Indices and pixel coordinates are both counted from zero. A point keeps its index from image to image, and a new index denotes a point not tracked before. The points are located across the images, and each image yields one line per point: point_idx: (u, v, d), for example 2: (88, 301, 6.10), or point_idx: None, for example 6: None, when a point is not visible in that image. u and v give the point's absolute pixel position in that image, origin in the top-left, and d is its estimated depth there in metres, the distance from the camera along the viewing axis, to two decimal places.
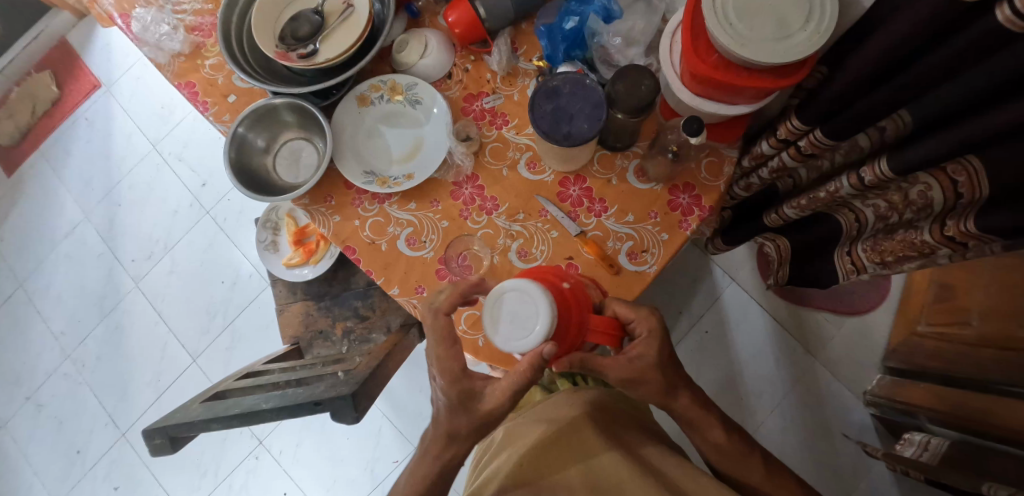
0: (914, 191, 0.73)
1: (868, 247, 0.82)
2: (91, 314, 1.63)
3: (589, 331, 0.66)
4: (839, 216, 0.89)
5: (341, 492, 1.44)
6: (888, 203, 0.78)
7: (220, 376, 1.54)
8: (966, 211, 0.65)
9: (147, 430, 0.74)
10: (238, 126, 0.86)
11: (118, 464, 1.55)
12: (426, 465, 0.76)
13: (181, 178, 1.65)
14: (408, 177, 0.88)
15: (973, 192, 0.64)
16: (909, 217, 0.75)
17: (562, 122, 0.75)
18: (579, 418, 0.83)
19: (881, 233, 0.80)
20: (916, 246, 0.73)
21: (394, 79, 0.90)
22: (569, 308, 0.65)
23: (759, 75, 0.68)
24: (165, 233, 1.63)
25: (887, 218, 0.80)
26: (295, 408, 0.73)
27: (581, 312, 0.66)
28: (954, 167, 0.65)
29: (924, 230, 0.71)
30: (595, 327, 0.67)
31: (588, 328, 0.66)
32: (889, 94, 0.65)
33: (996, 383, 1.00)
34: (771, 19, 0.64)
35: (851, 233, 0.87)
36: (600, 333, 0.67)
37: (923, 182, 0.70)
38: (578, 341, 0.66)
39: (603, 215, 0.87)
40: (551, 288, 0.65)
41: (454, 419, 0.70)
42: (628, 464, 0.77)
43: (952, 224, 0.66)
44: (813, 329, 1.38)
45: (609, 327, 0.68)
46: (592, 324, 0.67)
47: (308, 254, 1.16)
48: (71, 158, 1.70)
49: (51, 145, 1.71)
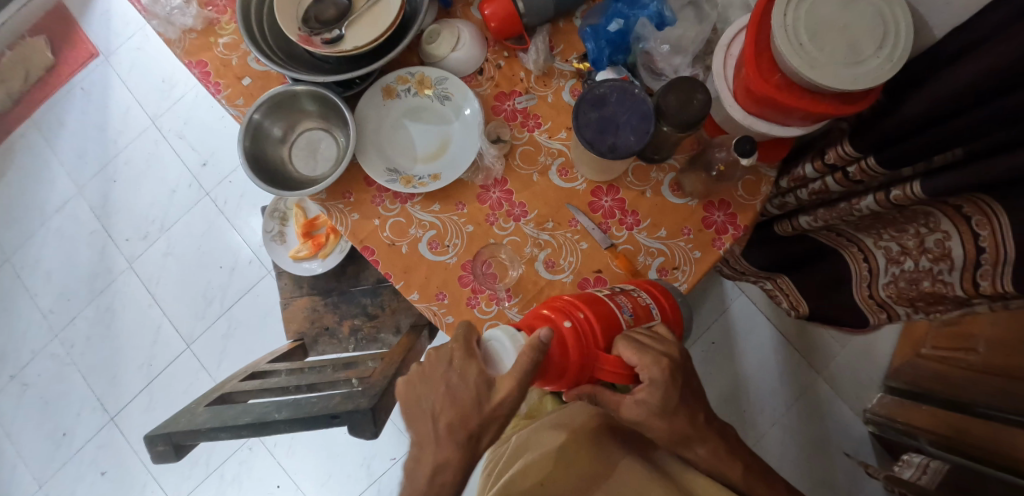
0: (933, 238, 0.76)
1: (891, 291, 0.87)
2: (81, 294, 1.55)
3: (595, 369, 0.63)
4: (846, 253, 0.93)
5: (336, 488, 1.41)
6: (902, 247, 0.83)
7: (216, 363, 1.49)
8: (995, 270, 0.68)
9: (150, 437, 0.70)
10: (255, 112, 0.81)
11: (107, 449, 1.49)
12: None
13: (181, 156, 1.57)
14: (434, 177, 0.84)
15: (998, 251, 0.67)
16: (928, 265, 0.79)
17: (607, 133, 0.72)
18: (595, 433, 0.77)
19: (902, 279, 0.84)
20: (948, 297, 0.78)
21: (423, 72, 0.85)
22: (556, 353, 0.62)
23: (822, 99, 0.65)
24: (162, 213, 1.56)
25: (900, 263, 0.84)
26: (311, 420, 0.69)
27: (577, 355, 0.62)
28: (979, 220, 0.68)
29: (957, 284, 0.75)
30: (598, 365, 0.63)
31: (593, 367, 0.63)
32: (956, 131, 0.62)
33: (997, 411, 1.00)
34: (843, 43, 0.61)
35: (864, 276, 0.91)
36: (605, 370, 0.63)
37: (942, 231, 0.74)
38: (581, 378, 0.64)
39: (635, 229, 0.83)
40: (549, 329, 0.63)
41: None
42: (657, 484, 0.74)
43: (988, 283, 0.70)
44: (820, 346, 1.39)
45: (614, 366, 0.63)
46: (594, 362, 0.63)
47: (317, 247, 1.11)
48: (64, 128, 1.60)
49: (45, 114, 1.61)
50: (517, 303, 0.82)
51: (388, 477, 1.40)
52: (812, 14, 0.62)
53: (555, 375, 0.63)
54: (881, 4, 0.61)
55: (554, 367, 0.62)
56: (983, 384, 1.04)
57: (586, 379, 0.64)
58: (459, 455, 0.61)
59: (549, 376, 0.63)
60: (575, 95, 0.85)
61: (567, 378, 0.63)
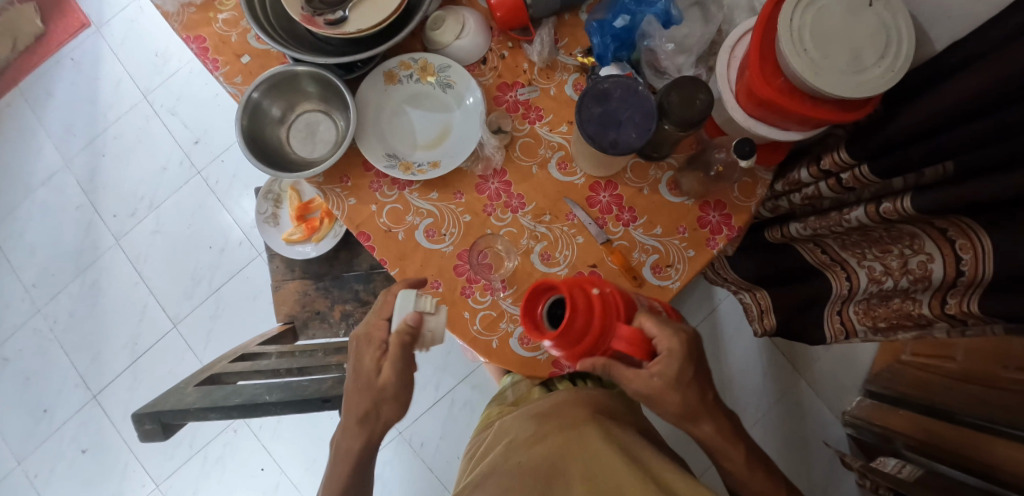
0: (915, 260, 0.74)
1: (860, 310, 0.83)
2: (64, 270, 1.52)
3: (616, 339, 0.64)
4: (831, 275, 0.89)
5: (321, 471, 1.41)
6: (886, 267, 0.79)
7: (203, 343, 1.47)
8: (967, 291, 0.66)
9: (137, 415, 0.70)
10: (254, 91, 0.80)
11: (87, 427, 1.47)
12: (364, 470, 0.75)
13: (172, 132, 1.55)
14: (433, 165, 0.84)
15: (976, 271, 0.65)
16: (905, 285, 0.76)
17: (609, 128, 0.72)
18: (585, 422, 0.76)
19: (874, 298, 0.81)
20: (912, 317, 0.74)
21: (426, 59, 0.84)
22: (584, 314, 0.63)
23: (822, 106, 0.66)
24: (151, 190, 1.54)
25: (881, 284, 0.80)
26: (302, 403, 0.69)
27: (605, 321, 0.64)
28: (963, 243, 0.66)
29: (924, 303, 0.72)
30: (618, 336, 0.64)
31: (615, 337, 0.64)
32: (951, 143, 0.63)
33: (972, 417, 1.02)
34: (846, 51, 0.62)
35: (842, 294, 0.87)
36: (623, 341, 0.64)
37: (925, 253, 0.72)
38: (598, 346, 0.64)
39: (631, 225, 0.84)
40: (581, 292, 0.64)
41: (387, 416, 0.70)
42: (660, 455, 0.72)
43: (955, 302, 0.68)
44: (803, 351, 1.42)
45: (636, 339, 0.64)
46: (615, 332, 0.64)
47: (311, 231, 1.09)
48: (52, 100, 1.57)
49: (32, 84, 1.57)
50: (511, 293, 0.82)
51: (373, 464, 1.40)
52: (817, 20, 0.62)
53: (576, 336, 0.63)
54: (885, 13, 0.62)
55: (578, 328, 0.63)
56: (958, 391, 1.06)
57: (600, 351, 0.65)
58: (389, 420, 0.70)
59: (569, 336, 0.63)
60: (577, 90, 0.85)
61: (584, 343, 0.63)
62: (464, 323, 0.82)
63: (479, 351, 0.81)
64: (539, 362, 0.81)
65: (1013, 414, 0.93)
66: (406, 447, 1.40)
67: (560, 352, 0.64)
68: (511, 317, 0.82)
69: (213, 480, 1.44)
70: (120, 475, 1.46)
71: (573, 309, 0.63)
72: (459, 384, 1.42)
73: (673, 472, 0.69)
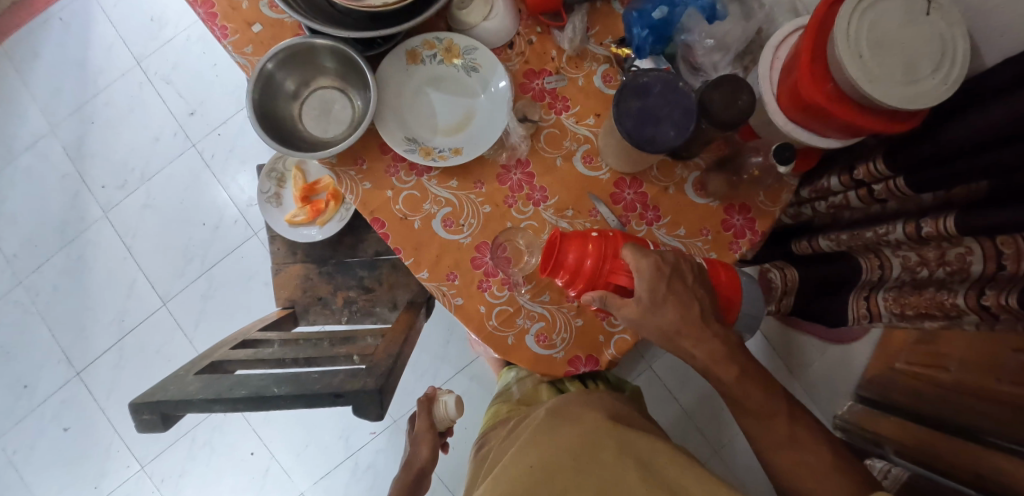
0: (952, 252, 0.71)
1: (888, 297, 0.80)
2: (49, 241, 1.47)
3: (612, 270, 0.66)
4: (863, 259, 0.86)
5: (312, 458, 1.40)
6: (921, 258, 0.76)
7: (193, 323, 1.44)
8: (1007, 286, 0.64)
9: (134, 405, 0.66)
10: (268, 62, 0.75)
11: (69, 405, 1.45)
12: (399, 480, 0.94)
13: (167, 102, 1.48)
14: (455, 151, 0.80)
15: (1018, 267, 0.63)
16: (940, 276, 0.73)
17: (647, 125, 0.69)
18: (602, 423, 0.74)
19: (907, 286, 0.78)
20: (943, 307, 0.72)
21: (452, 39, 0.80)
22: (578, 245, 0.66)
23: (870, 114, 0.64)
24: (142, 161, 1.48)
25: (916, 272, 0.77)
26: (313, 399, 0.66)
27: (600, 253, 0.66)
28: (1002, 239, 0.65)
29: (958, 294, 0.70)
30: (615, 268, 0.66)
31: (610, 269, 0.66)
32: (995, 161, 0.62)
33: (951, 423, 1.01)
34: (902, 61, 0.60)
35: (871, 280, 0.84)
36: (622, 275, 0.66)
37: (964, 245, 0.69)
38: (596, 280, 0.67)
39: (654, 224, 0.81)
40: (576, 231, 0.68)
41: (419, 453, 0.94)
42: (677, 455, 0.71)
43: (991, 294, 0.66)
44: (799, 352, 1.46)
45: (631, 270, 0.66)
46: (612, 264, 0.66)
47: (315, 214, 1.07)
48: (39, 61, 1.49)
49: (17, 43, 1.49)
50: (530, 289, 0.80)
51: (366, 451, 1.39)
52: (875, 25, 0.61)
53: (573, 268, 0.66)
54: (943, 25, 0.60)
55: (574, 262, 0.66)
56: (948, 401, 1.03)
57: (601, 285, 0.67)
58: (419, 463, 0.93)
59: (564, 269, 0.67)
60: (606, 81, 0.82)
61: (581, 276, 0.66)
62: (480, 318, 0.79)
63: (496, 348, 0.79)
64: (555, 360, 0.79)
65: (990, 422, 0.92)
66: (401, 435, 1.38)
67: (563, 286, 0.68)
68: (528, 314, 0.79)
69: (200, 463, 1.42)
70: (104, 455, 1.44)
71: (567, 244, 0.67)
72: (456, 375, 1.40)
73: (693, 471, 0.68)
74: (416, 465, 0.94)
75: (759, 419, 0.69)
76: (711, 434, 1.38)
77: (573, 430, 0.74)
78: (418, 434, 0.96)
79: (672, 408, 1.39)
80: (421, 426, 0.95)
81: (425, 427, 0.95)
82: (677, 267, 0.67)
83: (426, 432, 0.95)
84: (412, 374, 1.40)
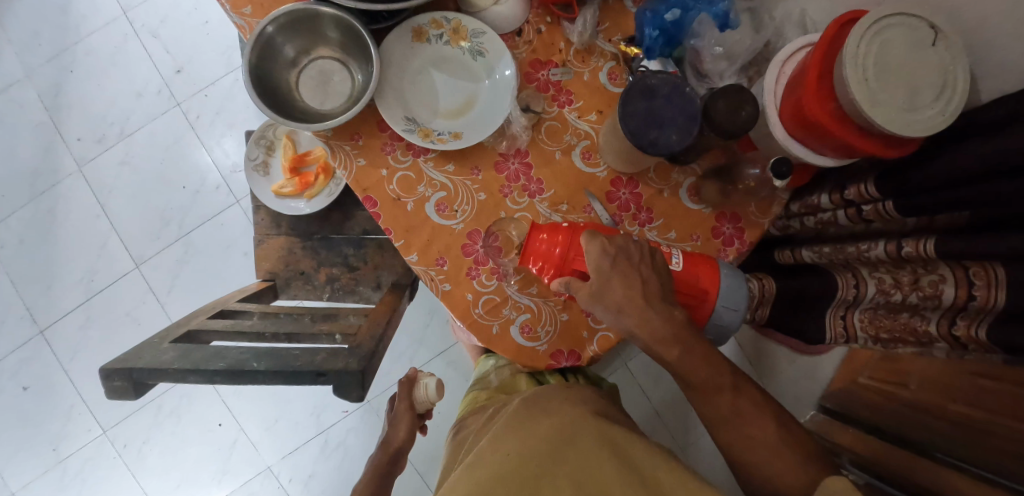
0: (926, 278, 0.72)
1: (864, 317, 0.81)
2: (18, 191, 1.41)
3: (575, 258, 0.68)
4: (839, 277, 0.86)
5: (280, 433, 1.38)
6: (896, 280, 0.77)
7: (167, 288, 1.41)
8: (977, 316, 0.65)
9: (105, 370, 0.64)
10: (269, 25, 0.72)
11: (30, 363, 1.40)
12: (373, 458, 0.94)
13: (152, 57, 1.42)
14: (454, 136, 0.79)
15: (988, 298, 0.63)
16: (913, 301, 0.73)
17: (651, 127, 0.69)
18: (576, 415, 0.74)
19: (882, 309, 0.79)
20: (915, 333, 0.73)
21: (460, 21, 0.78)
22: (548, 234, 0.68)
23: (868, 136, 0.65)
24: (123, 116, 1.42)
25: (889, 295, 0.78)
26: (293, 377, 0.65)
27: (567, 240, 0.68)
28: (976, 269, 0.65)
29: (931, 321, 0.70)
30: (579, 255, 0.68)
31: (574, 257, 0.68)
32: (982, 195, 0.63)
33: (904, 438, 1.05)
34: (904, 88, 0.61)
35: (846, 299, 0.85)
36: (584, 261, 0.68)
37: (938, 272, 0.70)
38: (563, 266, 0.68)
39: (647, 225, 0.81)
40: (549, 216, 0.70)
41: (394, 434, 0.94)
42: (649, 449, 0.71)
43: (963, 325, 0.66)
44: (770, 358, 1.52)
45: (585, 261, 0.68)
46: (575, 249, 0.68)
47: (303, 186, 1.05)
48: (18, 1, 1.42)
49: None
50: (518, 281, 0.79)
51: (337, 430, 1.38)
52: (883, 49, 0.61)
53: (543, 254, 0.68)
54: (946, 56, 0.61)
55: (543, 247, 0.68)
56: (904, 417, 1.06)
57: (567, 272, 0.68)
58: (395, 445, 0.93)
59: (534, 256, 0.69)
60: (612, 79, 0.82)
61: (550, 261, 0.68)
62: (466, 305, 0.79)
63: (478, 335, 0.79)
64: (538, 352, 0.79)
65: (946, 438, 0.95)
66: (373, 416, 1.37)
67: (534, 270, 0.70)
68: (515, 305, 0.79)
69: (165, 431, 1.39)
70: (64, 417, 1.40)
71: (537, 229, 0.69)
72: (433, 359, 1.39)
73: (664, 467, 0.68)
74: (392, 447, 0.94)
75: (729, 430, 0.70)
76: (678, 433, 1.41)
77: (549, 423, 0.73)
78: (394, 416, 0.96)
79: (643, 405, 1.41)
80: (399, 408, 0.95)
81: (401, 410, 0.95)
82: (625, 250, 0.67)
83: (404, 416, 0.95)
84: (388, 356, 1.39)
